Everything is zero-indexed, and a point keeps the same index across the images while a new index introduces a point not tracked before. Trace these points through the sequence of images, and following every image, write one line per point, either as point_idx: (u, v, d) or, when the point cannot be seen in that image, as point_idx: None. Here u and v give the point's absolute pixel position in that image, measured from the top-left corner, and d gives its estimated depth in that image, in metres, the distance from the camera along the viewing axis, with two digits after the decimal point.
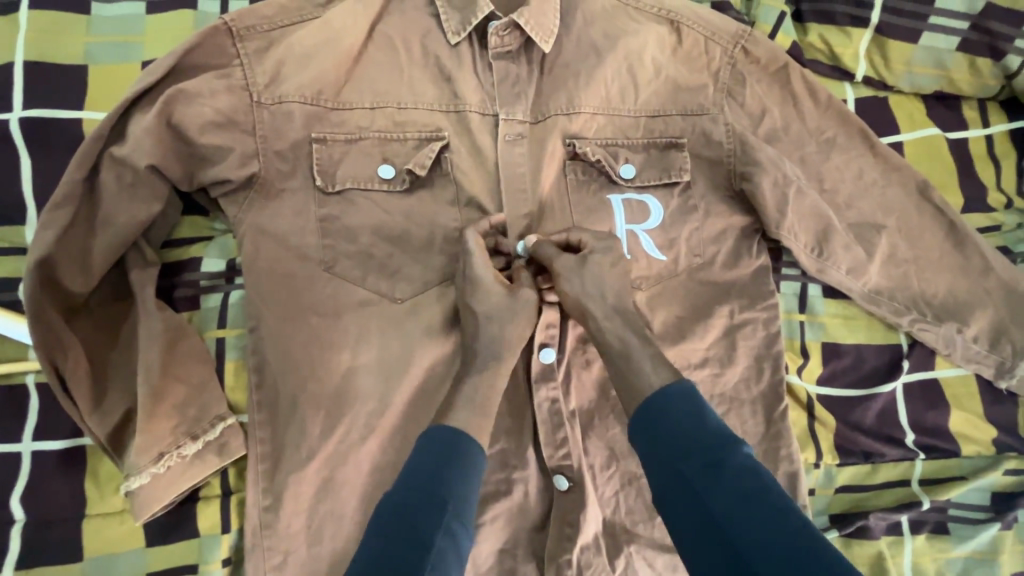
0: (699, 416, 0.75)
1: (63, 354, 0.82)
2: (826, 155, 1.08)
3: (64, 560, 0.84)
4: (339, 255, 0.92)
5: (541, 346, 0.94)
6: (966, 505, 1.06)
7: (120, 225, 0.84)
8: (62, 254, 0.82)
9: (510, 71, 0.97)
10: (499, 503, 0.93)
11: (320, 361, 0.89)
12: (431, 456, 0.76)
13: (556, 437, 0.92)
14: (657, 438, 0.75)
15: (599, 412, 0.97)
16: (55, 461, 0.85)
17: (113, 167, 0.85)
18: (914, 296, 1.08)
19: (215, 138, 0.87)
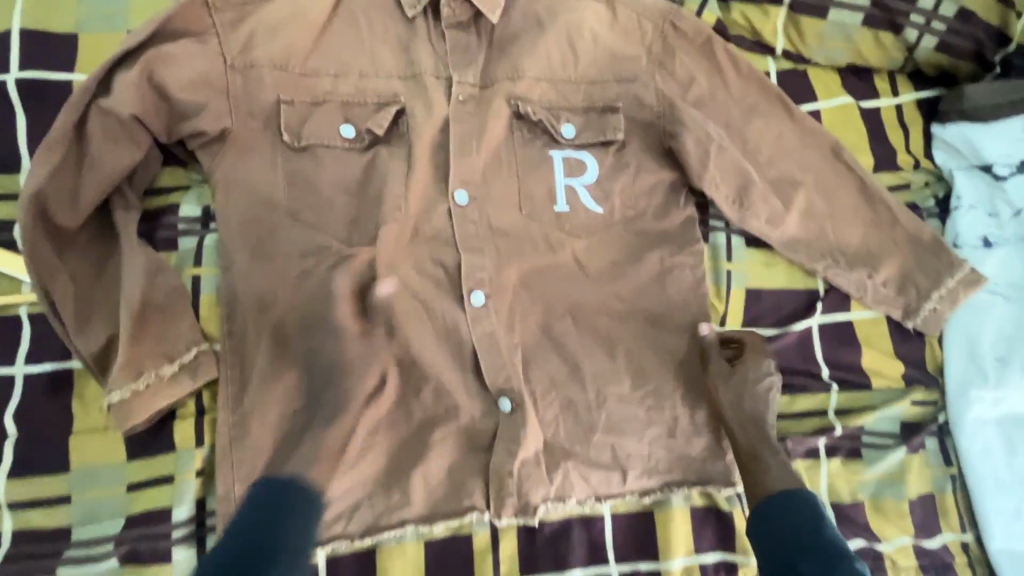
0: (819, 526, 0.84)
1: (53, 280, 0.93)
2: (748, 119, 1.18)
3: (53, 470, 0.93)
4: (304, 203, 1.03)
5: (470, 291, 1.03)
6: (878, 432, 1.17)
7: (106, 169, 0.95)
8: (53, 191, 0.92)
9: (465, 39, 1.09)
10: (448, 424, 1.03)
11: (287, 296, 1.01)
12: (266, 511, 0.82)
13: (499, 364, 1.03)
14: (781, 528, 0.86)
15: (540, 347, 1.07)
16: (44, 382, 0.95)
17: (100, 118, 0.95)
18: (829, 247, 1.19)
19: (193, 95, 0.98)
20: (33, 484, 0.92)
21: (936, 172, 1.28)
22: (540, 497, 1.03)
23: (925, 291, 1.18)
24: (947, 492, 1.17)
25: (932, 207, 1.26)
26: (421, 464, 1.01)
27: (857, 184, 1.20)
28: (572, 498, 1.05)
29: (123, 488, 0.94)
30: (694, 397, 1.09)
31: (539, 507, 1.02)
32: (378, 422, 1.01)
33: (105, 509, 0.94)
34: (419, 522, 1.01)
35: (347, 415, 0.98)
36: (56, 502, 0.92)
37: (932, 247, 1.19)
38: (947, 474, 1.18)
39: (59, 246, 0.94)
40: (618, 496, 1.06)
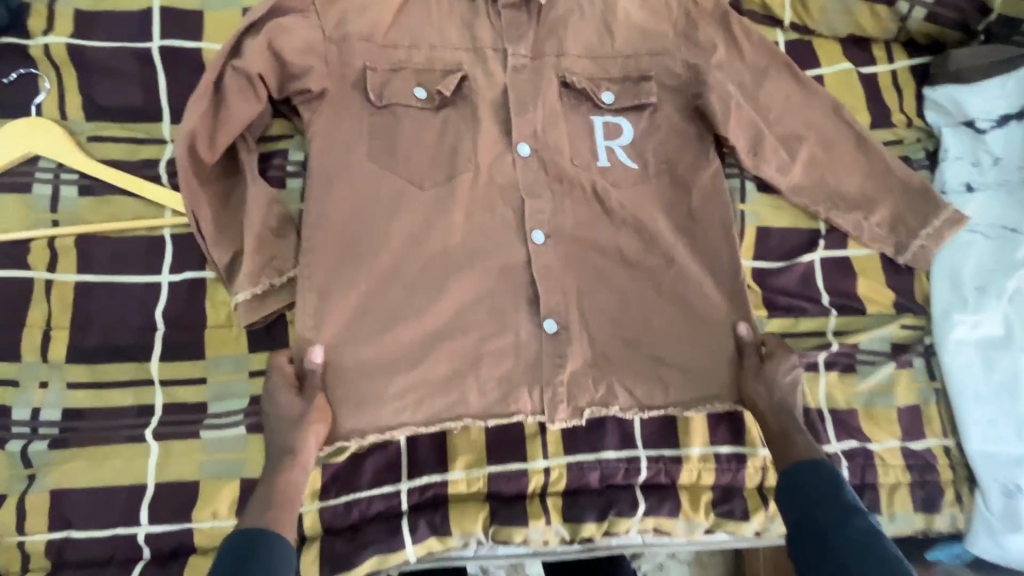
0: (836, 483, 0.99)
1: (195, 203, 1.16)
2: (760, 83, 1.31)
3: (192, 357, 1.16)
4: (380, 152, 1.19)
5: (532, 230, 1.20)
6: (871, 351, 1.36)
7: (235, 118, 1.17)
8: (200, 130, 1.16)
9: (518, 14, 1.23)
10: (500, 340, 1.19)
11: (359, 226, 1.17)
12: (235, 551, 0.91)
13: (545, 287, 1.19)
14: (801, 492, 1.00)
15: (579, 281, 1.22)
16: (184, 287, 1.18)
17: (230, 76, 1.17)
18: (830, 193, 1.36)
19: (290, 56, 1.17)
20: (178, 368, 1.15)
21: (927, 129, 1.46)
22: (586, 402, 1.19)
23: (913, 230, 1.35)
24: (931, 403, 1.36)
25: (922, 159, 1.44)
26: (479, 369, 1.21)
27: (856, 140, 1.35)
28: (615, 405, 1.20)
29: (245, 375, 1.17)
30: None
31: (585, 409, 1.19)
32: (433, 335, 1.17)
33: (232, 390, 1.16)
34: (475, 419, 1.17)
35: (419, 319, 1.17)
36: (195, 382, 1.16)
37: (920, 191, 1.35)
38: (932, 389, 1.36)
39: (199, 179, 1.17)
40: (662, 408, 1.20)
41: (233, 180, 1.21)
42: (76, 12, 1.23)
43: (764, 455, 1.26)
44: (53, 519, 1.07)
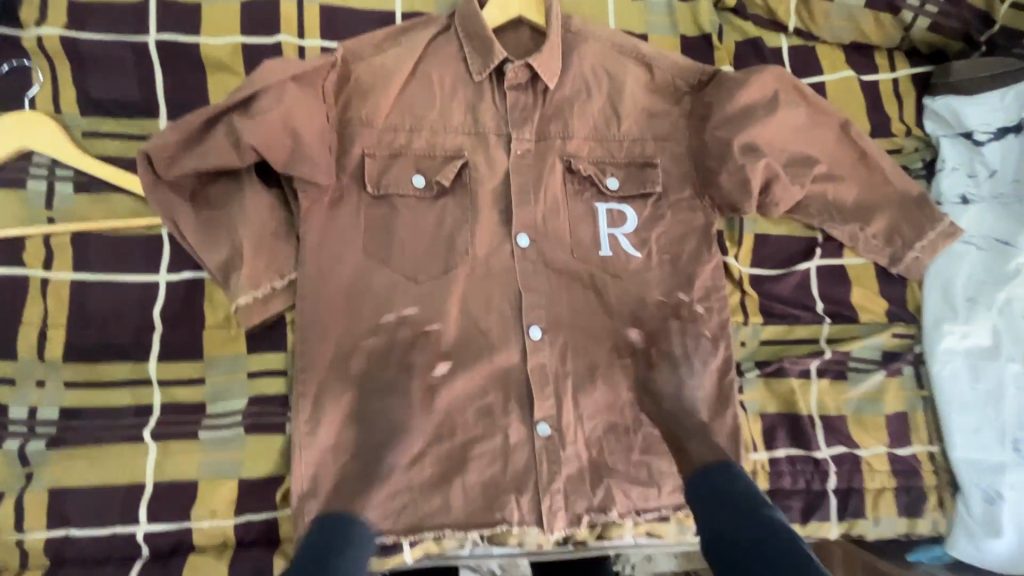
0: (733, 481, 0.97)
1: (177, 212, 1.13)
2: (772, 114, 1.29)
3: (192, 358, 1.16)
4: (378, 243, 1.22)
5: (529, 326, 1.23)
6: (862, 358, 1.38)
7: (218, 136, 1.10)
8: (181, 148, 1.09)
9: (520, 98, 1.28)
10: (489, 375, 1.22)
11: (355, 326, 1.19)
12: (325, 540, 0.95)
13: (539, 375, 1.22)
14: (705, 499, 0.95)
15: (574, 372, 1.25)
16: (183, 288, 1.17)
17: (225, 130, 1.09)
18: (826, 204, 1.38)
19: (286, 67, 1.14)
20: (175, 368, 1.15)
21: (925, 138, 1.47)
22: (583, 507, 1.21)
23: (910, 241, 1.37)
24: (918, 411, 1.39)
25: (920, 169, 1.45)
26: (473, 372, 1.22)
27: (858, 158, 1.37)
28: (613, 511, 1.21)
29: (244, 375, 1.17)
30: (711, 321, 1.30)
31: (582, 515, 1.20)
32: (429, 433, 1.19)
33: (231, 391, 1.17)
34: (456, 527, 1.17)
35: (406, 426, 1.18)
36: (194, 383, 1.16)
37: (917, 201, 1.38)
38: (920, 397, 1.39)
39: (180, 188, 1.13)
40: (655, 509, 1.23)
41: (221, 183, 1.16)
42: (71, 3, 1.20)
43: (755, 460, 1.31)
44: (52, 517, 1.08)
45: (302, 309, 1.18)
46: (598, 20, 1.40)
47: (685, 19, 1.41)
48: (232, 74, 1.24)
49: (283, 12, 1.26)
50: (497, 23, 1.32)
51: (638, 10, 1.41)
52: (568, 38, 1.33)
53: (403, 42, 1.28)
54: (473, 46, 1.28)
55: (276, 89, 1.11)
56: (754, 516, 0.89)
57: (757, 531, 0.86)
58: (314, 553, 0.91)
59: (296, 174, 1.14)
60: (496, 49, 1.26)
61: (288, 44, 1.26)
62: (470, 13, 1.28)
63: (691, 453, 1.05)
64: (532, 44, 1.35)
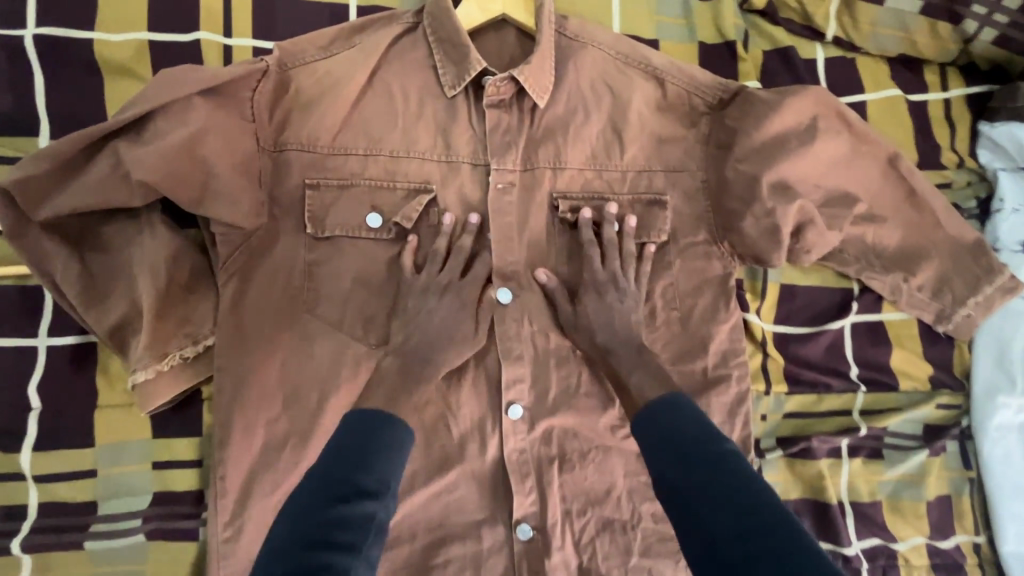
0: (683, 421, 0.82)
1: (54, 261, 0.88)
2: (809, 146, 1.06)
3: (79, 444, 0.92)
4: (324, 297, 0.98)
5: (509, 404, 1.02)
6: (900, 434, 1.18)
7: (103, 165, 0.85)
8: (55, 179, 0.84)
9: (501, 119, 1.04)
10: (456, 466, 1.01)
11: (291, 404, 0.96)
12: (362, 427, 0.79)
13: (518, 472, 1.02)
14: (655, 431, 0.82)
15: (562, 456, 1.04)
16: (67, 356, 0.93)
17: (110, 159, 0.85)
18: (864, 249, 1.15)
19: (199, 76, 0.89)
20: (57, 459, 0.91)
21: (979, 171, 1.25)
22: None
23: (961, 296, 1.15)
24: (964, 495, 1.18)
25: (972, 209, 1.23)
26: (443, 469, 1.01)
27: (906, 197, 1.15)
28: None
29: (148, 466, 0.93)
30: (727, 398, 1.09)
31: None
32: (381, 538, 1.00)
33: (131, 485, 0.93)
34: None
35: None
36: (82, 476, 0.92)
37: (973, 249, 1.16)
38: (966, 478, 1.19)
39: (59, 233, 0.89)
40: None
41: (116, 225, 0.92)
42: None
43: None
44: None
45: (220, 383, 0.93)
46: (600, 21, 1.15)
47: (703, 22, 1.17)
48: (136, 80, 0.98)
49: (206, 3, 1.01)
50: (476, 24, 1.07)
51: (647, 9, 1.16)
52: (562, 44, 1.08)
53: (356, 43, 1.03)
54: (446, 52, 1.02)
55: (178, 107, 0.87)
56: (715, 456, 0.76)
57: (737, 482, 0.74)
58: (341, 460, 0.75)
59: (209, 215, 0.89)
60: (473, 57, 1.01)
61: (211, 43, 1.01)
62: (441, 10, 1.02)
63: (633, 385, 0.92)
64: (517, 47, 1.11)
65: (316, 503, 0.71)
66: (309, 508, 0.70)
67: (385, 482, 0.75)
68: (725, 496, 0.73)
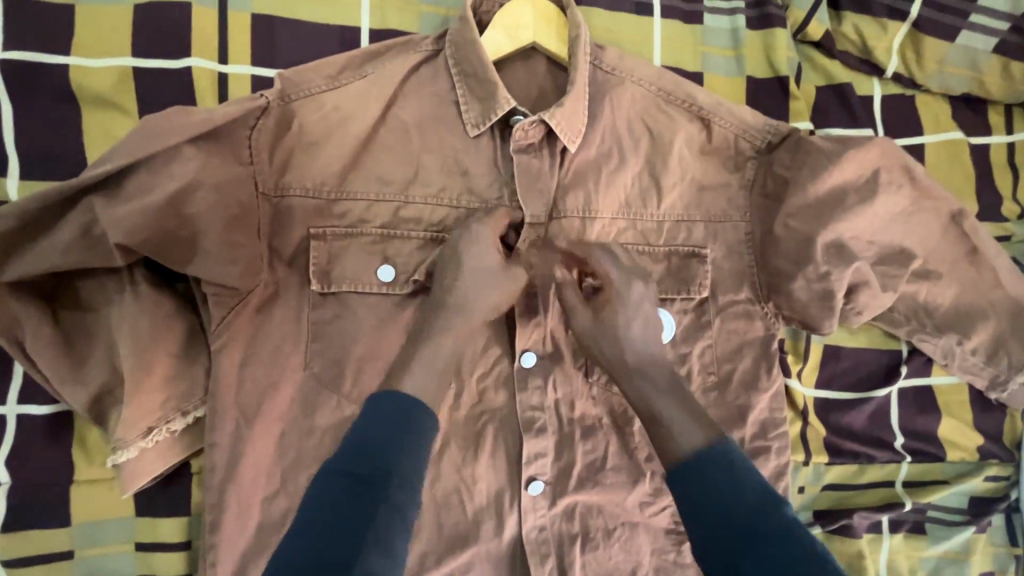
0: (737, 481, 0.74)
1: (22, 325, 0.78)
2: (867, 202, 0.96)
3: (53, 523, 0.83)
4: (326, 359, 0.87)
5: (529, 480, 0.92)
6: (943, 507, 1.10)
7: (79, 222, 0.75)
8: (25, 238, 0.75)
9: (531, 164, 0.92)
10: (470, 545, 0.92)
11: (289, 481, 0.86)
12: (381, 421, 0.73)
13: (537, 554, 0.93)
14: (700, 494, 0.75)
15: (585, 536, 0.96)
16: (41, 427, 0.83)
17: (83, 218, 0.75)
18: (915, 307, 1.05)
19: (190, 119, 0.79)
20: (29, 540, 0.83)
21: None
22: None
23: (1019, 362, 1.04)
24: (1010, 573, 1.10)
25: None
26: (454, 550, 0.92)
27: (965, 254, 1.03)
28: None
29: (131, 546, 0.86)
30: (771, 479, 0.97)
31: None
32: None
33: (112, 567, 0.86)
34: None
35: None
36: (58, 558, 0.84)
37: None
38: (1013, 554, 1.10)
39: (28, 292, 0.78)
40: None
41: (94, 281, 0.81)
42: None
43: None
44: None
45: (210, 460, 0.84)
46: (641, 52, 1.05)
47: (754, 53, 1.07)
48: (121, 113, 0.88)
49: (197, 26, 0.90)
50: (503, 53, 0.96)
51: (692, 39, 1.07)
52: (597, 79, 0.97)
53: (368, 72, 0.91)
54: (470, 88, 0.91)
55: (164, 157, 0.77)
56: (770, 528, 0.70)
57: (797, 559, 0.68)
58: (360, 457, 0.69)
59: (200, 275, 0.80)
60: (502, 95, 0.90)
61: (204, 72, 0.90)
62: (465, 38, 0.91)
63: (668, 417, 0.83)
64: (547, 79, 0.99)
65: (335, 505, 0.66)
66: (329, 506, 0.66)
67: (406, 477, 0.71)
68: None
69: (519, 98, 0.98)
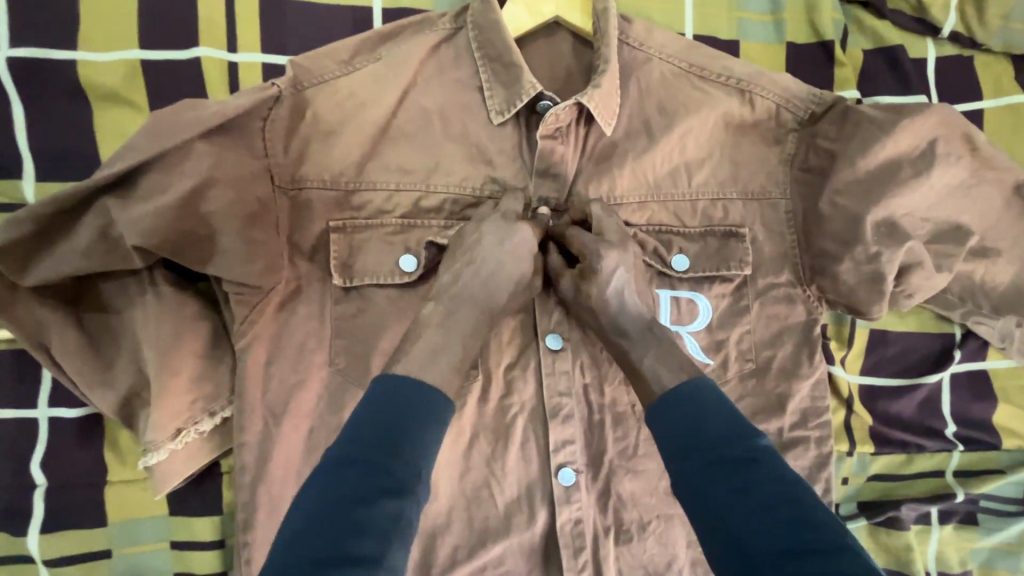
0: (710, 414, 0.70)
1: (47, 329, 0.78)
2: (921, 175, 0.89)
3: (89, 523, 0.84)
4: (350, 356, 0.85)
5: (561, 471, 0.89)
6: (998, 497, 1.05)
7: (96, 226, 0.73)
8: (44, 242, 0.74)
9: (557, 152, 0.87)
10: (501, 539, 0.91)
11: None
12: (391, 402, 0.69)
13: (570, 547, 0.90)
14: (676, 427, 0.71)
15: (618, 529, 0.93)
16: (72, 431, 0.84)
17: (98, 220, 0.73)
18: (974, 288, 0.97)
19: (200, 112, 0.76)
20: (67, 540, 0.84)
21: None
22: None
23: None
24: None
25: None
26: (486, 543, 0.90)
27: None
28: None
29: (167, 545, 0.86)
30: (813, 469, 0.92)
31: None
32: None
33: (149, 564, 0.87)
34: None
35: None
36: (98, 556, 0.85)
37: None
38: None
39: (51, 296, 0.77)
40: None
41: (115, 282, 0.80)
42: None
43: None
44: None
45: (240, 460, 0.83)
46: (670, 24, 0.98)
47: (795, 17, 1.00)
48: (131, 108, 0.85)
49: (205, 13, 0.86)
50: (525, 29, 0.90)
51: (729, 3, 0.99)
52: (625, 55, 0.91)
53: (383, 55, 0.86)
54: (494, 71, 0.86)
55: (175, 154, 0.74)
56: (739, 456, 0.66)
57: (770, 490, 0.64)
58: (369, 440, 0.66)
59: (219, 274, 0.78)
60: (527, 79, 0.84)
61: (215, 62, 0.86)
62: (488, 18, 0.86)
63: (646, 368, 0.79)
64: (572, 56, 0.93)
65: (339, 488, 0.63)
66: (338, 497, 0.63)
67: (417, 458, 0.67)
68: (756, 508, 0.63)
69: (543, 77, 0.92)
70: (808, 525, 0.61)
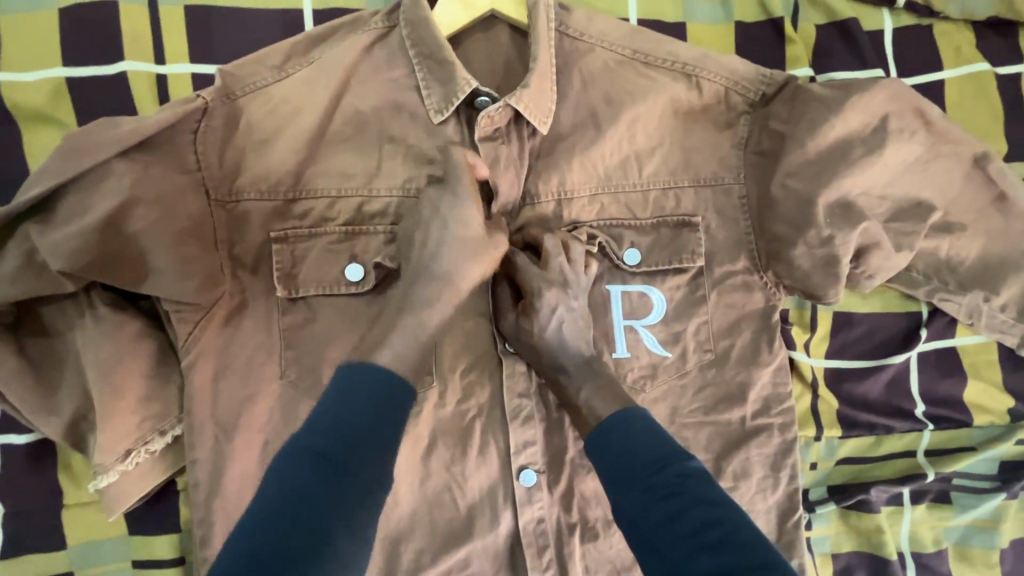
0: (643, 443, 0.70)
1: None
2: (875, 152, 0.86)
3: (49, 546, 0.85)
4: (299, 367, 0.84)
5: (522, 471, 0.89)
6: (971, 474, 1.03)
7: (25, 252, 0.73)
8: None
9: (499, 153, 0.86)
10: (465, 542, 0.90)
11: None
12: (359, 394, 0.67)
13: (534, 546, 0.90)
14: (610, 458, 0.71)
15: (584, 525, 0.93)
16: (26, 456, 0.84)
17: (22, 247, 0.73)
18: (939, 264, 0.95)
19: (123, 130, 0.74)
20: (29, 565, 0.84)
21: None
22: None
23: None
24: None
25: None
26: (450, 547, 0.90)
27: (992, 201, 0.92)
28: None
29: (129, 564, 0.87)
30: (777, 457, 0.91)
31: None
32: None
33: None
34: None
35: None
36: None
37: None
38: None
39: None
40: None
41: (55, 307, 0.80)
42: None
43: None
44: None
45: (193, 477, 0.83)
46: (613, 10, 0.95)
47: None
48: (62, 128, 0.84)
49: (129, 27, 0.85)
50: (460, 25, 0.87)
51: None
52: (565, 46, 0.88)
53: (315, 59, 0.84)
54: (429, 69, 0.84)
55: (101, 175, 0.73)
56: (669, 481, 0.66)
57: (701, 512, 0.64)
58: (334, 431, 0.64)
59: (157, 292, 0.77)
60: (461, 76, 0.82)
61: (142, 74, 0.85)
62: (419, 15, 0.84)
63: (583, 402, 0.81)
64: (512, 49, 0.90)
65: (296, 482, 0.62)
66: (296, 493, 0.61)
67: (379, 454, 0.66)
68: (686, 532, 0.63)
69: (483, 73, 0.90)
70: (737, 546, 0.62)
